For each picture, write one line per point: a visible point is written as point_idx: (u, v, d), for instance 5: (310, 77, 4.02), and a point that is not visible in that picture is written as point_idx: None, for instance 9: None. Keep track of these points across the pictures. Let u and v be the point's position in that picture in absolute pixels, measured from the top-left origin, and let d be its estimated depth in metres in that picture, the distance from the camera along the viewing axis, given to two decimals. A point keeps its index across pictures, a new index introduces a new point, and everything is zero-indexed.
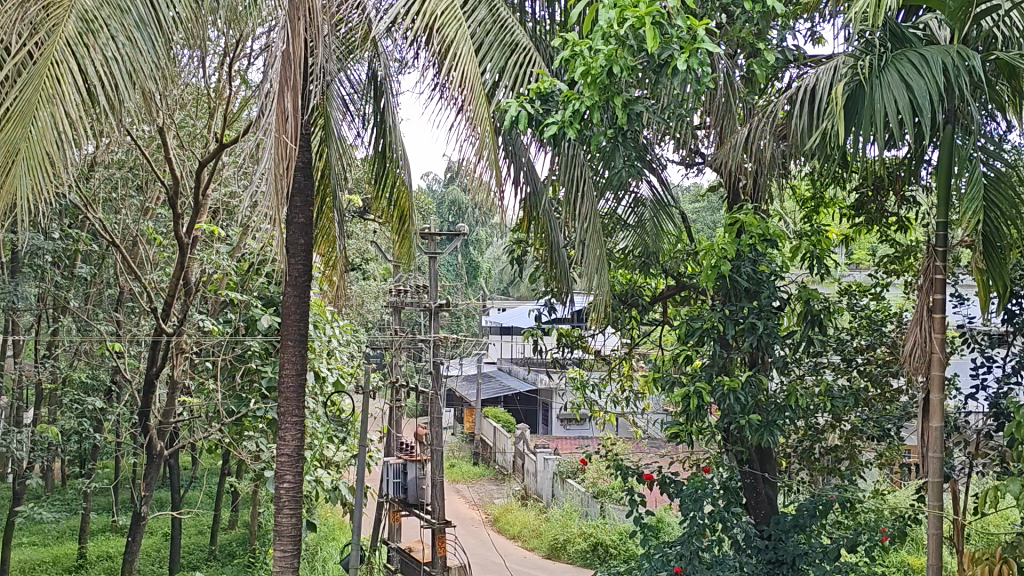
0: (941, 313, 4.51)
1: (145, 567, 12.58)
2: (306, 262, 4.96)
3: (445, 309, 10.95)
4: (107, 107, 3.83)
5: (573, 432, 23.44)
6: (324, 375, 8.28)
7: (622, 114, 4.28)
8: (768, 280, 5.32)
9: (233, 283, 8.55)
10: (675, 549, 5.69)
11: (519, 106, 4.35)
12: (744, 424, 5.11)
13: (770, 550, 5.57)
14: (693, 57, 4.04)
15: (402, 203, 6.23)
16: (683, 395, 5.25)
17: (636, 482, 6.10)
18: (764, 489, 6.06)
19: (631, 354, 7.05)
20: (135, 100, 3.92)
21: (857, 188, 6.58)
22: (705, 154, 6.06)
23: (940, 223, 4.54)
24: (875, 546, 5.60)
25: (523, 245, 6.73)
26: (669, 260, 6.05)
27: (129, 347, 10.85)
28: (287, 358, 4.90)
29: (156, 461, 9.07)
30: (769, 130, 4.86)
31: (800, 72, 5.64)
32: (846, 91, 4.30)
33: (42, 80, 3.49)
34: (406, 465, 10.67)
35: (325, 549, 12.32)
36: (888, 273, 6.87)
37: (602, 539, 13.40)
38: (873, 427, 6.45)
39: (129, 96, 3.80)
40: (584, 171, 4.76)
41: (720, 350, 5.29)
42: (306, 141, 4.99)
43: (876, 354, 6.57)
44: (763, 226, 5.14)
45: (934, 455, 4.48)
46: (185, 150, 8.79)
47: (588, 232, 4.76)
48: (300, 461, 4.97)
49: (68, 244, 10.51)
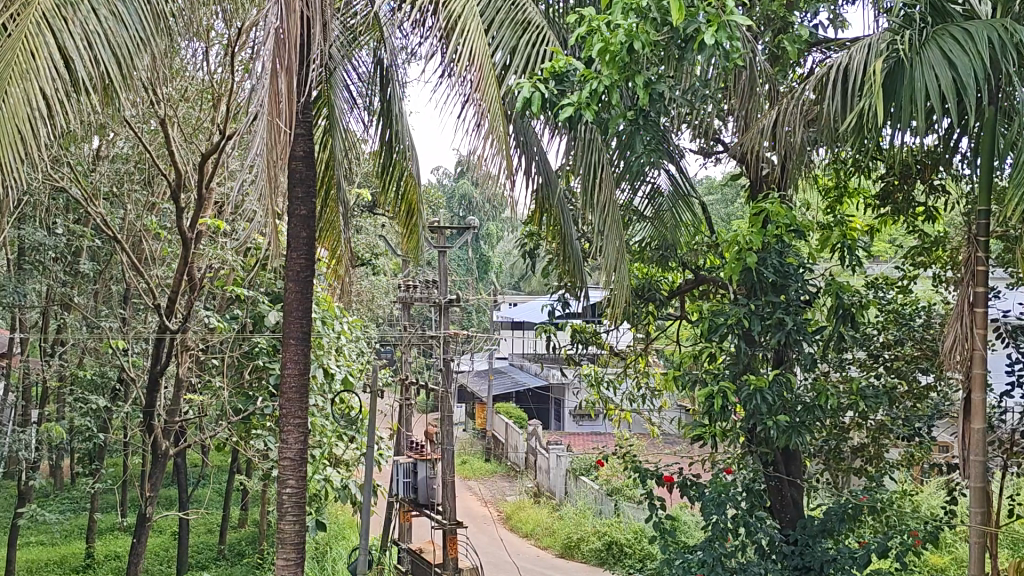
0: (984, 306, 4.25)
1: (154, 567, 12.39)
2: (309, 256, 4.68)
3: (456, 304, 10.69)
4: (90, 89, 3.74)
5: (585, 427, 23.29)
6: (332, 373, 8.04)
7: (643, 94, 4.01)
8: (796, 273, 5.01)
9: (239, 278, 8.35)
10: (696, 555, 5.38)
11: (532, 87, 4.07)
12: (772, 425, 4.82)
13: (798, 555, 5.31)
14: (722, 30, 3.73)
15: (410, 196, 5.97)
16: (707, 395, 4.95)
17: (654, 484, 5.78)
18: (790, 490, 5.81)
19: (647, 351, 6.77)
20: (120, 79, 3.84)
21: (883, 177, 6.31)
22: (725, 141, 5.82)
23: (983, 211, 4.28)
24: (908, 551, 5.33)
25: (535, 238, 6.45)
26: (688, 252, 5.78)
27: (135, 344, 10.68)
28: (289, 358, 4.63)
29: (160, 461, 8.85)
30: (798, 113, 4.55)
31: (824, 57, 5.40)
32: (884, 70, 3.98)
33: (15, 55, 3.42)
34: (417, 464, 10.33)
35: (335, 549, 12.13)
36: (915, 266, 6.59)
37: (616, 538, 13.10)
38: (904, 426, 6.12)
39: (111, 73, 3.72)
40: (602, 157, 4.47)
41: (745, 347, 5.02)
42: (309, 130, 4.75)
43: (903, 350, 6.29)
44: (790, 215, 4.89)
45: (976, 457, 4.23)
46: (191, 143, 8.57)
47: (607, 224, 4.48)
48: (304, 465, 4.70)
49: (73, 240, 10.34)
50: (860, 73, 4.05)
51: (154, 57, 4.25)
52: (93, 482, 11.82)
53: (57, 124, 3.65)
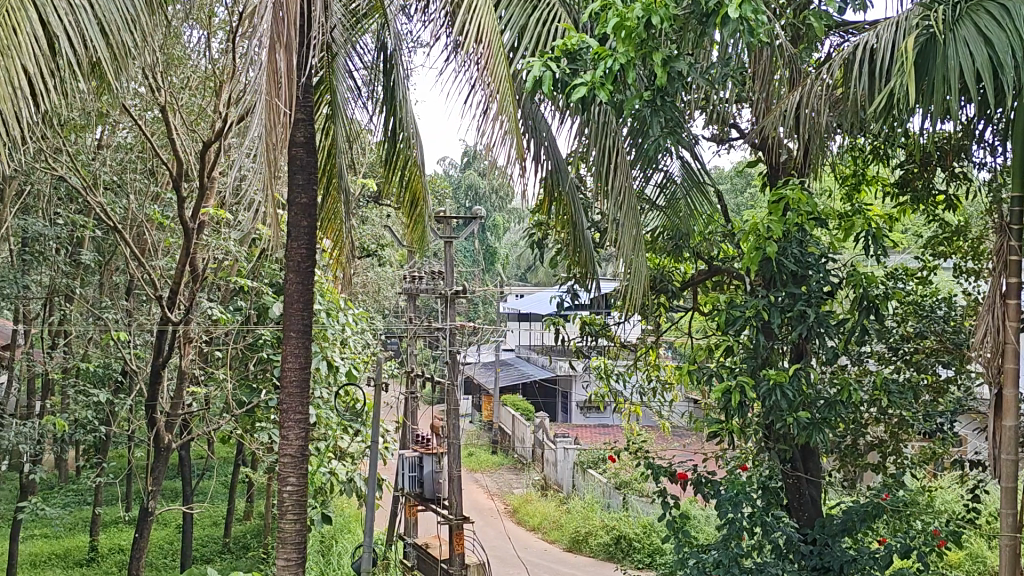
0: (1016, 299, 4.12)
1: (159, 560, 12.28)
2: (311, 246, 4.48)
3: (462, 296, 10.50)
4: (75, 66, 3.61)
5: (593, 420, 23.20)
6: (336, 365, 7.86)
7: (661, 72, 3.80)
8: (818, 262, 4.81)
9: (243, 269, 8.18)
10: (710, 555, 5.15)
11: (543, 66, 3.86)
12: (793, 421, 4.61)
13: (816, 556, 5.11)
14: (748, 3, 3.52)
15: (415, 185, 5.77)
16: (723, 390, 4.69)
17: (666, 480, 5.50)
18: (808, 488, 5.61)
19: (657, 344, 6.54)
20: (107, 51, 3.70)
21: (901, 164, 6.04)
22: (740, 128, 5.63)
23: (1016, 198, 4.12)
24: (933, 553, 5.11)
25: (544, 228, 6.22)
26: (702, 242, 5.55)
27: (138, 335, 10.52)
28: (290, 352, 4.44)
29: (162, 455, 8.66)
30: (821, 97, 4.34)
31: (844, 40, 5.17)
32: (916, 49, 3.78)
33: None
34: (423, 458, 10.10)
35: (341, 543, 11.97)
36: (935, 256, 6.35)
37: (625, 533, 12.92)
38: (925, 422, 5.91)
39: (98, 49, 3.59)
40: (616, 140, 4.28)
41: (763, 340, 4.80)
42: (310, 115, 4.54)
43: (924, 343, 6.03)
44: (813, 202, 4.63)
45: (1007, 457, 4.11)
46: (193, 132, 8.39)
47: (622, 211, 4.32)
48: (306, 462, 4.52)
49: (76, 230, 10.19)
50: (888, 53, 3.85)
51: (145, 31, 4.09)
52: (96, 476, 11.68)
53: (38, 103, 3.52)
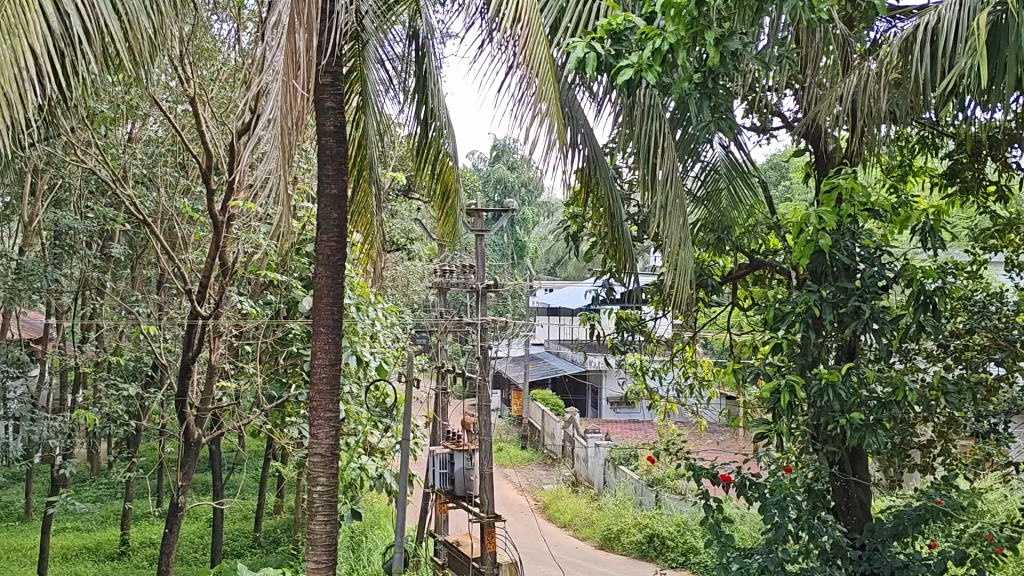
0: None
1: (190, 554, 12.24)
2: (340, 237, 4.30)
3: (493, 290, 10.34)
4: (83, 44, 3.29)
5: (624, 415, 23.02)
6: (366, 360, 7.72)
7: (713, 52, 3.58)
8: (874, 255, 4.58)
9: (272, 262, 8.04)
10: (755, 559, 4.91)
11: (587, 47, 3.67)
12: (846, 423, 4.39)
13: (865, 561, 4.91)
14: None
15: (447, 176, 5.57)
16: (772, 390, 4.47)
17: (708, 482, 5.28)
18: (856, 491, 5.40)
19: (695, 339, 6.32)
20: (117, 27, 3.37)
21: (951, 154, 5.77)
22: (785, 117, 5.41)
23: None
24: (988, 560, 4.87)
25: (579, 219, 6.02)
26: (745, 235, 5.33)
27: (167, 329, 10.44)
28: (320, 346, 4.26)
29: (192, 449, 8.55)
30: (878, 83, 4.15)
31: (892, 25, 4.91)
32: (987, 26, 3.54)
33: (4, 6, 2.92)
34: (454, 455, 9.90)
35: (371, 539, 11.86)
36: (985, 250, 6.08)
37: (659, 531, 12.71)
38: (977, 421, 5.65)
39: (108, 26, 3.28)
40: (661, 127, 4.09)
41: (814, 336, 4.58)
42: (341, 102, 4.34)
43: (975, 339, 5.76)
44: (867, 192, 4.41)
45: None
46: (222, 123, 8.25)
47: (667, 200, 4.14)
48: (336, 461, 4.34)
49: (106, 224, 10.09)
50: (954, 32, 3.62)
51: (161, 11, 3.75)
52: (126, 470, 11.62)
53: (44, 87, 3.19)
